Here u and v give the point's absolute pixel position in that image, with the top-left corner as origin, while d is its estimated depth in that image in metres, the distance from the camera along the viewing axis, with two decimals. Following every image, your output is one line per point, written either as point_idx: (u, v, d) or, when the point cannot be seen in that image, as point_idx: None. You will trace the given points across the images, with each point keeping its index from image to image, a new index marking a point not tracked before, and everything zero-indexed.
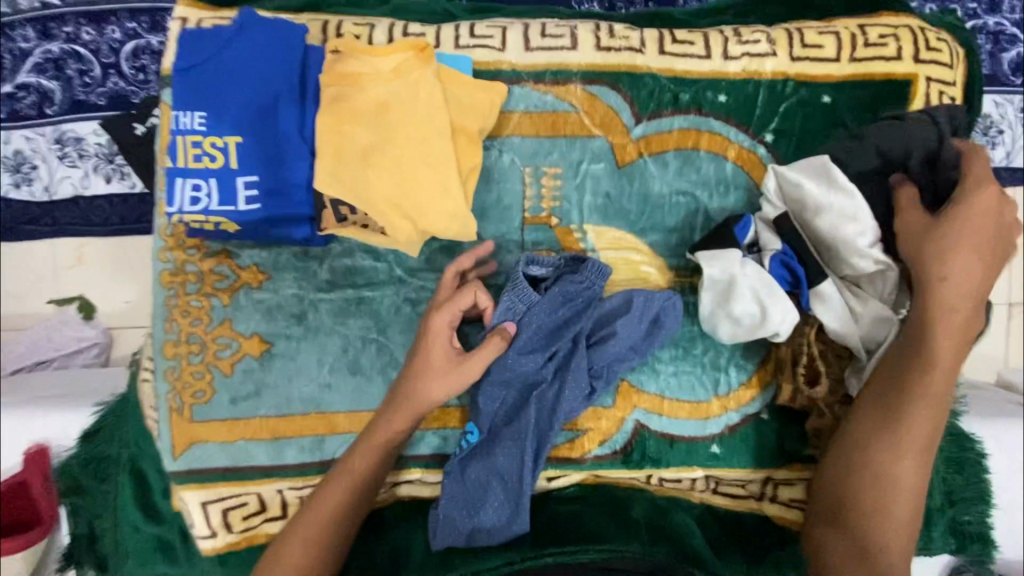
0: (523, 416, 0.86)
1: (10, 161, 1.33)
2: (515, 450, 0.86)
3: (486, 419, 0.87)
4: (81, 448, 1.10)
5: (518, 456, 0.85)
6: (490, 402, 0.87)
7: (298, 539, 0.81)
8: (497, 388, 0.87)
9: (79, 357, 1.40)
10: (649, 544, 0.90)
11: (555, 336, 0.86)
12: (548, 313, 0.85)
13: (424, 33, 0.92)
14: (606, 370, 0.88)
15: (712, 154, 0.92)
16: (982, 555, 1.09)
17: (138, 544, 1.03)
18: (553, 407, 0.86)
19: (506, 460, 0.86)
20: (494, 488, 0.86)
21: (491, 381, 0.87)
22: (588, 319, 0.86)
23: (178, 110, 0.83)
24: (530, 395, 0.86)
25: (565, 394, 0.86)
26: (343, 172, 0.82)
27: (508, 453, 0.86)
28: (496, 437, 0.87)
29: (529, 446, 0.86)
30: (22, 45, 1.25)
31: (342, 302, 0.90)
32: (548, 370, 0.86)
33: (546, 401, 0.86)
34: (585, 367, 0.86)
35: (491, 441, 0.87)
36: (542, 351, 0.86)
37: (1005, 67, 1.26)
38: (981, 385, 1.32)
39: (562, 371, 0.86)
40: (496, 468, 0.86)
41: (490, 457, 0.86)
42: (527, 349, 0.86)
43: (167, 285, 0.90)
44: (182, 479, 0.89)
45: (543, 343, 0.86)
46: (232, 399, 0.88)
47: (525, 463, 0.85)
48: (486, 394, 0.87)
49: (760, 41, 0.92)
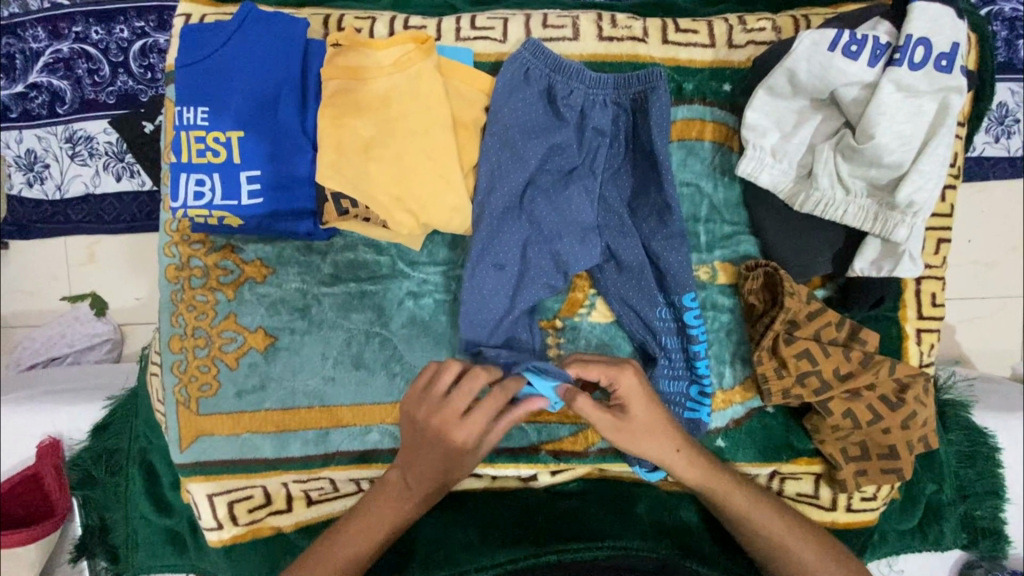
0: (558, 239, 0.87)
1: (24, 160, 1.35)
2: (545, 275, 0.88)
3: (482, 239, 0.85)
4: (91, 442, 1.11)
5: (545, 284, 0.88)
6: (519, 120, 0.86)
7: (395, 505, 0.83)
8: (504, 186, 0.85)
9: (94, 352, 1.42)
10: (653, 540, 0.93)
11: (539, 150, 0.86)
12: (516, 76, 0.86)
13: (425, 26, 0.92)
14: (640, 119, 0.88)
15: (716, 145, 0.91)
16: (993, 550, 1.10)
17: (149, 535, 1.06)
18: (615, 288, 0.91)
19: (538, 296, 0.88)
20: (500, 307, 0.87)
21: (496, 123, 0.86)
22: (611, 288, 0.91)
23: (181, 106, 0.83)
24: (547, 219, 0.87)
25: (616, 183, 0.90)
26: (343, 165, 0.82)
27: (495, 279, 0.86)
28: (495, 258, 0.86)
29: (555, 272, 0.88)
30: (34, 45, 1.27)
31: (345, 296, 0.91)
32: (583, 156, 0.88)
33: (560, 209, 0.87)
34: (623, 131, 0.88)
35: (485, 260, 0.86)
36: (577, 138, 0.88)
37: (1021, 54, 1.23)
38: (1000, 379, 1.29)
39: (597, 162, 0.88)
40: (496, 291, 0.87)
41: (507, 269, 0.87)
42: (548, 176, 0.88)
43: (173, 280, 0.91)
44: (190, 471, 0.90)
45: (568, 121, 0.87)
46: (238, 392, 0.89)
47: (641, 259, 0.89)
48: (537, 292, 0.88)
49: (765, 28, 0.90)
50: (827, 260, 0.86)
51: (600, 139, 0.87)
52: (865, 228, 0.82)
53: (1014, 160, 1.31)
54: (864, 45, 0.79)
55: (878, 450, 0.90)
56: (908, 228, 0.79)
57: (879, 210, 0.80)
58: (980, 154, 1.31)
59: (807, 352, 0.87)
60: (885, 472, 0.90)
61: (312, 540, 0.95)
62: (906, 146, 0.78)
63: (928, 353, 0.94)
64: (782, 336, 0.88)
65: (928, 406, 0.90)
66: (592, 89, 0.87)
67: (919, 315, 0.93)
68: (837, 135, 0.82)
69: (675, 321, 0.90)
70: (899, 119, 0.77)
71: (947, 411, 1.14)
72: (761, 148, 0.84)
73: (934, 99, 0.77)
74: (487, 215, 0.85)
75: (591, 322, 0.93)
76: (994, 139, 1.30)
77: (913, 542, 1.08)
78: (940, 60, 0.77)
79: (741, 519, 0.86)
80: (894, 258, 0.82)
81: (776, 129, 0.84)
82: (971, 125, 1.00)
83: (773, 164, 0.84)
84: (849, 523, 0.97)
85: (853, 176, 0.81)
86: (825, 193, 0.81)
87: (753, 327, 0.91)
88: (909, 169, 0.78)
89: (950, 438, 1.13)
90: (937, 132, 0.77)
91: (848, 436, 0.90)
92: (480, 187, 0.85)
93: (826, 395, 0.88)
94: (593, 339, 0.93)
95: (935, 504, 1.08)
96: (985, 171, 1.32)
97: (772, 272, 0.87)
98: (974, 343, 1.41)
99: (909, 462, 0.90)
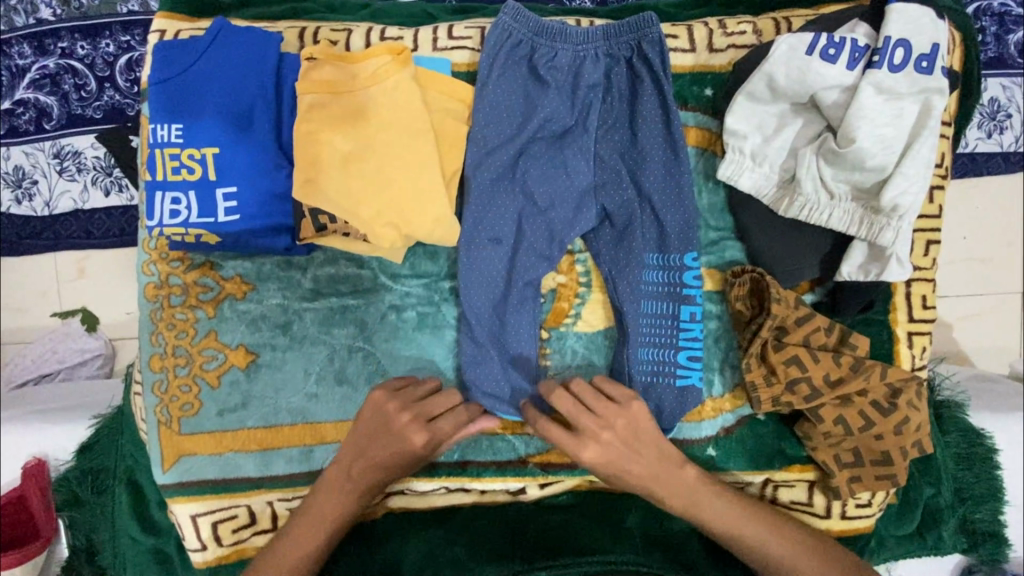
0: (551, 210, 0.88)
1: (11, 177, 1.34)
2: (539, 247, 0.89)
3: (474, 212, 0.87)
4: (77, 461, 1.11)
5: (541, 257, 0.89)
6: (500, 86, 0.86)
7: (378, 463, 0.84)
8: (494, 163, 0.86)
9: (84, 369, 1.41)
10: (644, 552, 0.90)
11: (529, 115, 0.87)
12: (499, 42, 0.86)
13: (402, 36, 0.91)
14: (632, 75, 0.87)
15: (699, 150, 0.90)
16: (994, 554, 1.09)
17: (137, 555, 1.04)
18: (609, 247, 0.90)
19: (533, 269, 0.89)
20: (496, 281, 0.88)
21: (481, 91, 0.86)
22: (607, 248, 0.90)
23: (156, 123, 0.82)
24: (538, 192, 0.88)
25: (610, 139, 0.88)
26: (322, 179, 0.80)
27: (489, 253, 0.87)
28: (490, 233, 0.87)
29: (550, 244, 0.89)
30: (19, 61, 1.26)
31: (326, 312, 0.90)
32: (575, 115, 0.87)
33: (553, 175, 0.87)
34: (615, 84, 0.87)
35: (480, 235, 0.87)
36: (568, 96, 0.87)
37: (1012, 49, 1.22)
38: (996, 376, 1.28)
39: (590, 119, 0.87)
40: (492, 266, 0.88)
41: (502, 242, 0.88)
42: (539, 144, 0.87)
43: (152, 298, 0.89)
44: (173, 491, 0.89)
45: (557, 82, 0.86)
46: (220, 411, 0.88)
47: (640, 221, 0.88)
48: (533, 261, 0.89)
49: (745, 32, 0.89)
50: (813, 266, 0.85)
51: (588, 99, 0.87)
52: (851, 232, 0.80)
53: (1008, 156, 1.30)
54: (843, 47, 0.77)
55: (872, 457, 0.89)
56: (894, 232, 0.78)
57: (864, 214, 0.79)
58: (971, 150, 1.29)
59: (795, 359, 0.86)
60: (879, 479, 0.89)
61: None
62: (890, 149, 0.76)
63: (920, 356, 0.92)
64: (771, 344, 0.87)
65: (920, 411, 0.89)
66: (579, 46, 0.86)
67: (909, 317, 0.92)
68: (819, 138, 0.81)
69: (667, 285, 0.88)
70: (879, 122, 0.76)
71: (943, 412, 1.13)
72: (740, 152, 0.83)
73: (918, 99, 0.76)
74: (477, 190, 0.86)
75: (577, 332, 0.92)
76: (987, 135, 1.28)
77: (912, 548, 1.07)
78: (921, 60, 0.76)
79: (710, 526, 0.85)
80: (881, 261, 0.81)
81: (757, 133, 0.82)
82: (959, 124, 0.99)
83: (753, 168, 0.83)
84: (843, 531, 0.95)
85: (836, 180, 0.79)
86: (809, 196, 0.80)
87: (741, 335, 0.89)
88: (893, 173, 0.77)
89: (947, 440, 1.12)
90: (919, 134, 0.76)
91: (838, 442, 0.89)
92: (470, 158, 0.86)
93: (817, 402, 0.87)
94: (579, 350, 0.92)
95: (934, 508, 1.07)
96: (978, 167, 1.31)
97: (758, 278, 0.86)
98: (971, 342, 1.40)
99: (903, 468, 0.89)
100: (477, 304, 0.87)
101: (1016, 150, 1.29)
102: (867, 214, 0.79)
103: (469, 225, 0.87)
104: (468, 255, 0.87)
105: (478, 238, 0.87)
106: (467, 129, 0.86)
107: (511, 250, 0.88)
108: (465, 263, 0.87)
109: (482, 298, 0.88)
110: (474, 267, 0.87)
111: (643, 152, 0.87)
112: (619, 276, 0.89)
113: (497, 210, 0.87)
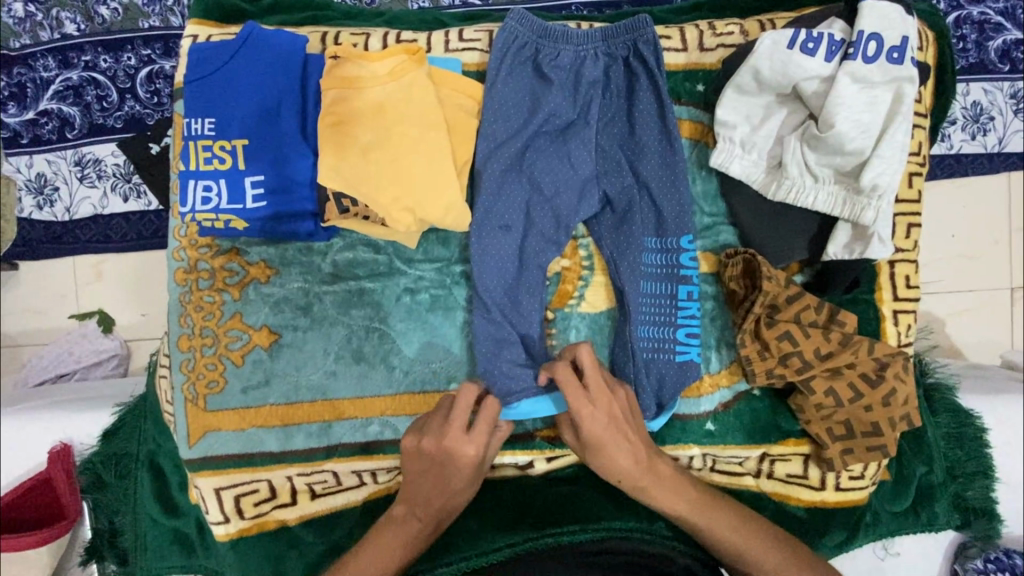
0: (556, 198, 0.94)
1: (34, 184, 1.40)
2: (547, 233, 0.95)
3: (485, 203, 0.92)
4: (101, 446, 1.15)
5: (549, 242, 0.95)
6: (507, 85, 0.93)
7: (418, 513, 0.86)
8: (503, 156, 0.93)
9: (101, 368, 1.46)
10: (648, 521, 0.95)
11: (535, 111, 0.93)
12: (506, 45, 0.93)
13: (415, 39, 0.98)
14: (629, 71, 0.94)
15: (693, 142, 0.96)
16: (987, 530, 1.12)
17: (158, 536, 1.09)
18: (611, 232, 0.96)
19: (543, 254, 0.95)
20: (507, 267, 0.94)
21: (489, 90, 0.93)
22: (610, 234, 0.96)
23: (190, 118, 0.89)
24: (544, 182, 0.94)
25: (610, 131, 0.95)
26: (344, 167, 0.87)
27: (499, 240, 0.93)
28: (500, 221, 0.93)
29: (556, 230, 0.95)
30: (44, 74, 1.34)
31: (344, 294, 0.95)
32: (577, 109, 0.94)
33: (558, 166, 0.94)
34: (614, 80, 0.94)
35: (490, 223, 0.93)
36: (571, 93, 0.94)
37: (991, 55, 1.29)
38: (986, 366, 1.33)
39: (591, 113, 0.94)
40: (504, 252, 0.93)
41: (511, 229, 0.94)
42: (545, 138, 0.94)
43: (181, 282, 0.95)
44: (198, 466, 0.93)
45: (560, 79, 0.93)
46: (244, 389, 0.93)
47: (641, 207, 0.94)
48: (541, 247, 0.95)
49: (733, 32, 0.96)
50: (802, 247, 0.91)
51: (589, 95, 0.94)
52: (835, 213, 0.87)
53: (992, 156, 1.36)
54: (820, 42, 0.85)
55: (863, 429, 0.93)
56: (875, 212, 0.84)
57: (847, 195, 0.85)
58: (958, 151, 1.36)
59: (786, 334, 0.91)
60: (870, 450, 0.93)
61: (316, 533, 0.97)
62: (866, 135, 0.83)
63: (906, 333, 0.97)
64: (764, 320, 0.92)
65: (908, 384, 0.93)
66: (580, 47, 0.93)
67: (895, 296, 0.97)
68: (802, 126, 0.87)
69: (665, 266, 0.94)
70: (856, 108, 0.82)
71: (934, 394, 1.17)
72: (731, 141, 0.90)
73: (892, 88, 0.83)
74: (488, 181, 0.92)
75: (581, 313, 0.98)
76: (970, 137, 1.35)
77: (907, 524, 1.10)
78: (892, 52, 0.83)
79: (748, 528, 0.88)
80: (864, 240, 0.87)
81: (745, 123, 0.90)
82: (936, 118, 1.06)
83: (742, 156, 0.90)
84: (840, 502, 1.00)
85: (820, 164, 0.85)
86: (795, 181, 0.87)
87: (736, 312, 0.95)
88: (871, 157, 0.83)
89: (937, 420, 1.16)
90: (893, 119, 0.83)
91: (831, 415, 0.93)
92: (481, 152, 0.93)
93: (809, 374, 0.92)
94: (583, 329, 0.97)
95: (927, 486, 1.11)
96: (963, 167, 1.37)
97: (750, 259, 0.91)
98: (962, 335, 1.45)
99: (893, 439, 0.93)
100: (489, 289, 0.93)
101: (999, 151, 1.35)
102: (849, 197, 0.85)
103: (481, 214, 0.93)
104: (480, 242, 0.93)
105: (489, 228, 0.93)
106: (477, 125, 0.93)
107: (520, 237, 0.94)
108: (478, 251, 0.93)
109: (493, 283, 0.93)
110: (486, 256, 0.93)
111: (641, 141, 0.93)
112: (621, 259, 0.95)
113: (505, 199, 0.93)
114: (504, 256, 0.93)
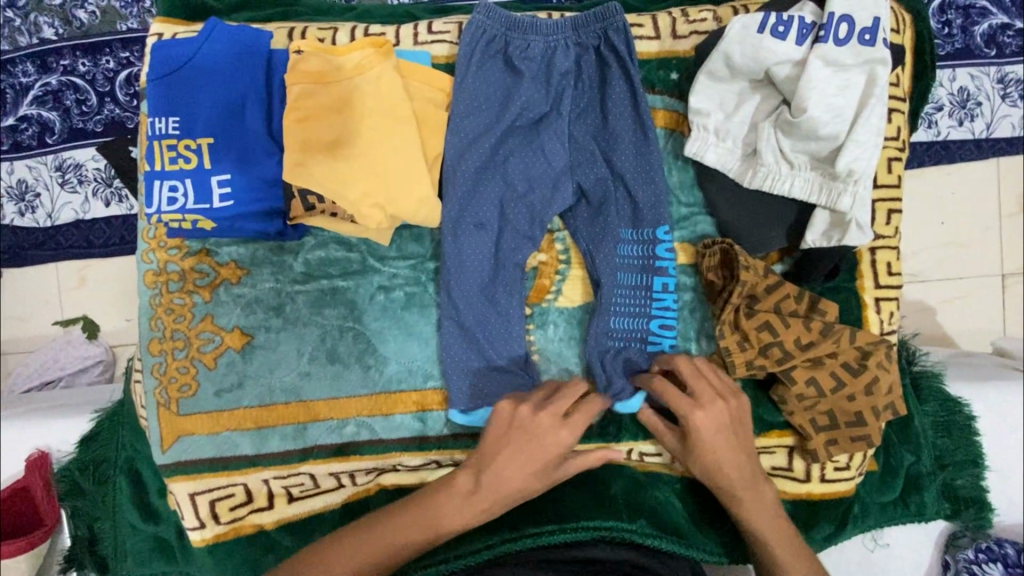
0: (530, 193, 0.93)
1: (15, 191, 1.38)
2: (522, 228, 0.93)
3: (458, 199, 0.91)
4: (80, 452, 1.13)
5: (524, 238, 0.93)
6: (477, 78, 0.91)
7: (420, 519, 0.82)
8: (475, 151, 0.91)
9: (86, 375, 1.43)
10: (629, 518, 0.93)
11: (506, 104, 0.92)
12: (475, 37, 0.91)
13: (384, 32, 0.97)
14: (602, 60, 0.92)
15: (667, 131, 0.95)
16: (977, 519, 1.11)
17: (137, 543, 1.07)
18: (587, 226, 0.94)
19: (518, 250, 0.93)
20: (482, 264, 0.92)
21: (459, 84, 0.91)
22: (586, 227, 0.95)
23: (153, 117, 0.88)
24: (518, 176, 0.92)
25: (584, 122, 0.93)
26: (309, 163, 0.85)
27: (474, 237, 0.91)
28: (474, 218, 0.91)
29: (531, 224, 0.93)
30: (23, 79, 1.32)
31: (317, 294, 0.94)
32: (550, 101, 0.92)
33: (532, 160, 0.92)
34: (586, 71, 0.92)
35: (465, 220, 0.91)
36: (543, 84, 0.92)
37: (977, 40, 1.28)
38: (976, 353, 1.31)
39: (564, 105, 0.92)
40: (478, 249, 0.92)
41: (486, 225, 0.92)
42: (517, 131, 0.92)
43: (151, 285, 0.93)
44: (173, 471, 0.92)
45: (531, 71, 0.92)
46: (217, 391, 0.92)
47: (616, 199, 0.93)
48: (517, 242, 0.93)
49: (706, 19, 0.95)
50: (780, 235, 0.89)
51: (561, 86, 0.92)
52: (812, 200, 0.85)
53: (979, 142, 1.34)
54: (791, 25, 0.83)
55: (847, 420, 0.92)
56: (851, 198, 0.83)
57: (823, 181, 0.84)
58: (946, 138, 1.34)
59: (767, 324, 0.90)
60: (855, 440, 0.92)
61: (295, 537, 0.96)
62: (840, 119, 0.82)
63: (889, 321, 0.96)
64: (743, 310, 0.91)
65: (891, 372, 0.92)
66: (550, 37, 0.91)
67: (876, 284, 0.96)
68: (777, 112, 0.86)
69: (642, 259, 0.93)
70: (828, 91, 0.81)
71: (922, 382, 1.16)
72: (705, 129, 0.88)
73: (866, 71, 0.81)
74: (460, 177, 0.91)
75: (558, 308, 0.96)
76: (958, 123, 1.33)
77: (896, 514, 1.09)
78: (864, 34, 0.82)
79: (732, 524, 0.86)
80: (842, 227, 0.85)
81: (719, 111, 0.88)
82: (915, 103, 1.04)
83: (717, 144, 0.88)
84: (825, 493, 0.99)
85: (795, 150, 0.84)
86: (770, 169, 0.85)
87: (715, 303, 0.93)
88: (846, 142, 0.82)
89: (925, 409, 1.15)
90: (867, 103, 0.81)
91: (813, 406, 0.92)
92: (452, 147, 0.91)
93: (789, 364, 0.90)
94: (561, 324, 0.96)
95: (916, 475, 1.10)
96: (951, 154, 1.36)
97: (727, 249, 0.89)
98: (953, 323, 1.43)
99: (877, 429, 0.92)
100: (463, 287, 0.91)
101: (987, 136, 1.33)
102: (824, 184, 0.84)
103: (454, 211, 0.91)
104: (454, 238, 0.91)
105: (463, 225, 0.91)
106: (447, 120, 0.91)
107: (494, 233, 0.92)
108: (452, 249, 0.91)
109: (467, 280, 0.91)
110: (460, 253, 0.91)
111: (615, 132, 0.92)
112: (598, 252, 0.93)
113: (478, 194, 0.92)
114: (478, 253, 0.92)
